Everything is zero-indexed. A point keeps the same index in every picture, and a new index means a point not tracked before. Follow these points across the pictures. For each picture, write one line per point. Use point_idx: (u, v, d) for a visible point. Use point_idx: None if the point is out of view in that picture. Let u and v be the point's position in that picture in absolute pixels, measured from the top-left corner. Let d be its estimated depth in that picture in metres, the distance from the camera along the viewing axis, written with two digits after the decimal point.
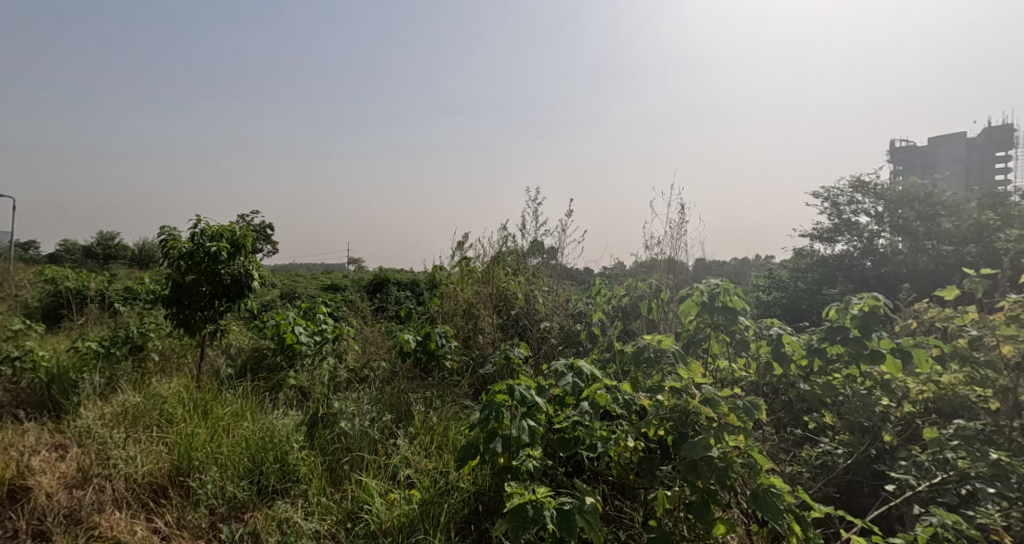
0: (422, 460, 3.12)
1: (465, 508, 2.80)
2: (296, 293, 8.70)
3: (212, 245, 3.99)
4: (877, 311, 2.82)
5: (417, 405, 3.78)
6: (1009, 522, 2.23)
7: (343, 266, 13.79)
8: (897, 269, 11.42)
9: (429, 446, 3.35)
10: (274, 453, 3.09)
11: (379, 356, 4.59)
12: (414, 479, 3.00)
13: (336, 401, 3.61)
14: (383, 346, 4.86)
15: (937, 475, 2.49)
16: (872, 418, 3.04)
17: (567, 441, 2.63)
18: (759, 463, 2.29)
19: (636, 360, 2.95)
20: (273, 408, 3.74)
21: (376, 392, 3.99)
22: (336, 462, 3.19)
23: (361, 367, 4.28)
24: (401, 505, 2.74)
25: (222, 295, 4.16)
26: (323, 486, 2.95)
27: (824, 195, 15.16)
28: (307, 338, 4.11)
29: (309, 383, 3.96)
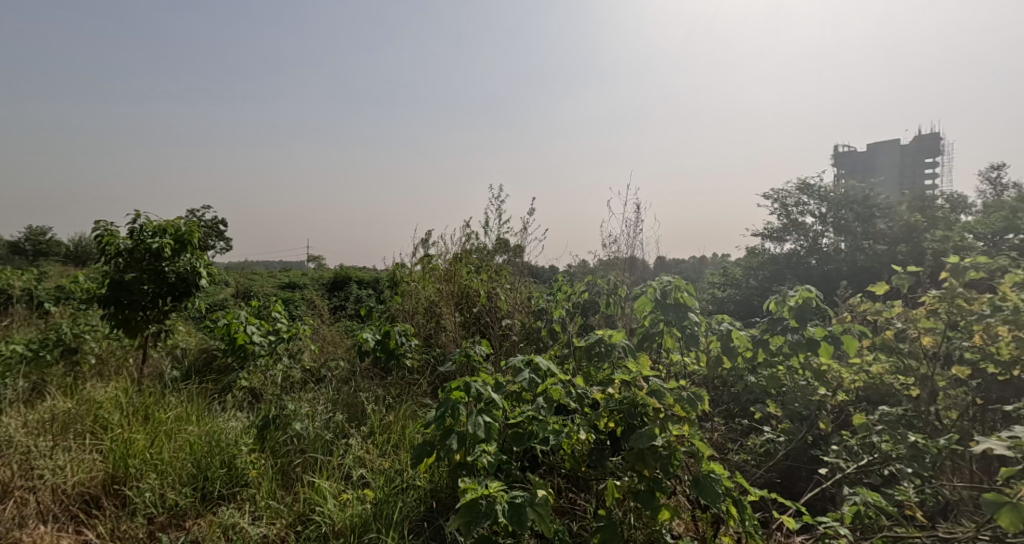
0: (377, 460, 3.10)
1: (421, 507, 2.80)
2: (250, 292, 8.44)
3: (154, 242, 3.84)
4: (810, 303, 2.96)
5: (371, 404, 3.74)
6: (924, 498, 2.41)
7: (302, 265, 13.45)
8: (839, 267, 12.05)
9: (385, 445, 3.33)
10: (220, 458, 3.00)
11: (336, 356, 4.54)
12: (368, 478, 2.99)
13: (289, 402, 3.52)
14: (340, 346, 4.80)
15: (864, 457, 2.65)
16: (810, 406, 3.24)
17: (521, 436, 2.65)
18: (701, 450, 2.38)
19: (587, 355, 2.99)
20: (222, 411, 3.64)
21: (333, 392, 3.94)
22: (288, 464, 3.13)
23: (318, 367, 4.20)
24: (354, 505, 2.72)
25: (167, 294, 4.02)
26: (273, 489, 2.89)
27: (774, 195, 15.75)
28: (261, 338, 3.96)
29: (260, 384, 3.85)
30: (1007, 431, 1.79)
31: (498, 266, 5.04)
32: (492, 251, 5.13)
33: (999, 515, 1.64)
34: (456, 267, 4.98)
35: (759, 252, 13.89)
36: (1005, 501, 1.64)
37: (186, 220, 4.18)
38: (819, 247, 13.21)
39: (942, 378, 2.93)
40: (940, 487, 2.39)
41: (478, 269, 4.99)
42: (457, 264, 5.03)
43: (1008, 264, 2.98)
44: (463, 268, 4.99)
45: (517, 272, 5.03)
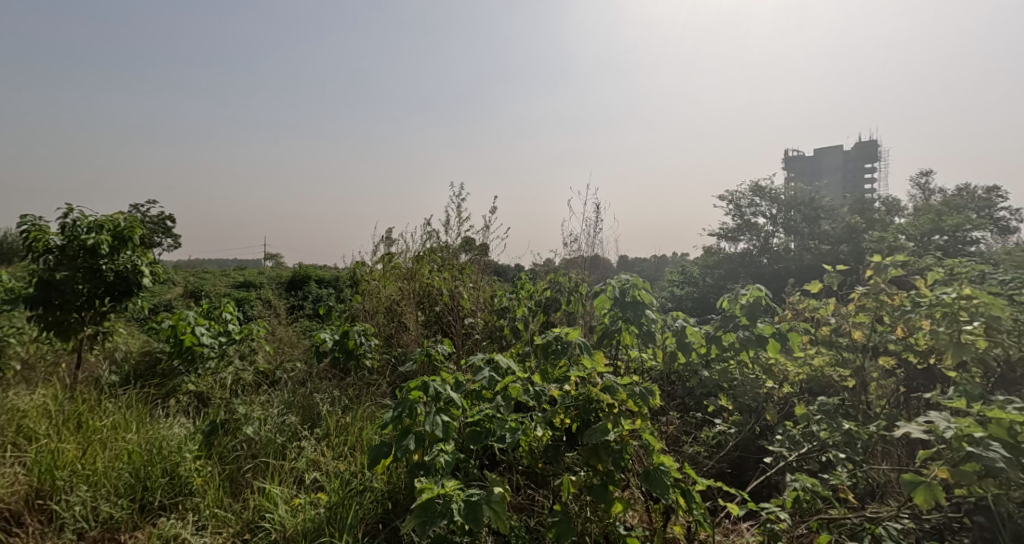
0: (332, 462, 3.06)
1: (377, 508, 2.78)
2: (200, 291, 8.15)
3: (89, 238, 3.67)
4: (761, 302, 3.14)
5: (326, 405, 3.67)
6: (856, 482, 2.56)
7: (258, 263, 13.06)
8: (789, 265, 12.60)
9: (341, 447, 3.28)
10: (161, 466, 2.89)
11: (292, 356, 4.46)
12: (322, 482, 2.94)
13: (239, 406, 3.42)
14: (297, 347, 4.71)
15: (804, 446, 2.79)
16: (758, 399, 3.38)
17: (479, 434, 2.62)
18: (651, 443, 2.45)
19: (544, 352, 3.06)
20: (164, 416, 3.51)
21: (288, 394, 3.85)
22: (237, 470, 3.05)
23: (272, 369, 4.10)
24: (306, 510, 2.68)
25: (105, 294, 3.86)
26: (220, 497, 2.81)
27: (730, 196, 16.28)
28: (211, 341, 3.73)
29: (208, 388, 3.72)
30: (923, 417, 1.93)
31: (461, 264, 5.02)
32: (456, 249, 5.10)
33: (915, 493, 1.77)
34: (418, 265, 4.93)
35: (716, 251, 14.31)
36: (920, 480, 1.77)
37: (127, 215, 4.01)
38: (770, 247, 13.74)
39: (874, 370, 3.12)
40: (871, 471, 2.54)
41: (441, 268, 4.97)
42: (419, 263, 5.00)
43: (932, 263, 3.20)
44: (425, 267, 4.96)
45: (480, 271, 5.02)
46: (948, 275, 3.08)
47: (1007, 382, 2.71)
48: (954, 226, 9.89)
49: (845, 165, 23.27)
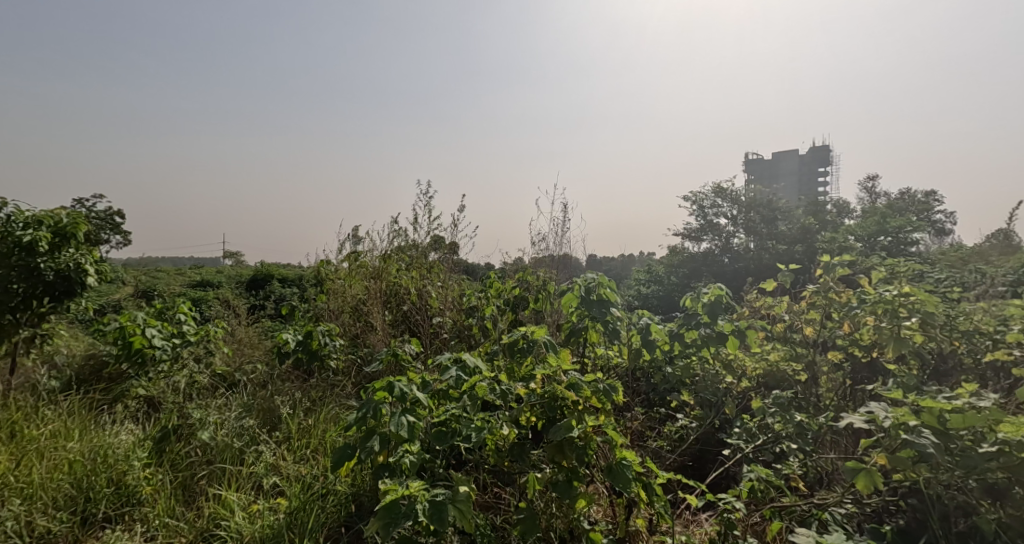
0: (293, 467, 3.01)
1: (340, 512, 2.75)
2: (154, 290, 7.86)
3: (26, 234, 3.52)
4: (722, 300, 3.28)
5: (286, 407, 3.59)
6: (806, 471, 2.69)
7: (217, 261, 12.68)
8: (749, 264, 13.01)
9: (303, 450, 3.23)
10: (106, 475, 2.80)
11: (253, 358, 4.37)
12: (283, 487, 2.90)
13: (194, 410, 3.34)
14: (259, 348, 4.61)
15: (760, 438, 2.91)
16: (718, 393, 3.47)
17: (444, 434, 2.61)
18: (613, 439, 2.50)
19: (510, 351, 3.10)
20: (111, 423, 3.38)
21: (248, 397, 3.75)
22: (190, 477, 2.98)
23: (231, 371, 3.97)
24: (265, 517, 2.63)
25: (43, 294, 3.68)
26: (172, 506, 2.74)
27: (694, 197, 16.69)
28: (163, 343, 3.60)
29: (160, 392, 3.56)
30: (864, 407, 2.05)
31: (430, 263, 5.01)
32: (424, 248, 5.09)
33: (856, 479, 1.89)
34: (385, 264, 4.90)
35: (680, 251, 14.65)
36: (862, 467, 1.88)
37: (68, 211, 3.86)
38: (731, 246, 14.16)
39: (824, 364, 3.27)
40: (820, 461, 2.68)
41: (409, 267, 4.96)
42: (387, 262, 4.97)
43: (877, 262, 3.39)
44: (393, 265, 4.93)
45: (450, 269, 5.02)
46: (890, 273, 3.27)
47: (939, 373, 2.92)
48: (897, 227, 10.46)
49: (802, 168, 24.17)
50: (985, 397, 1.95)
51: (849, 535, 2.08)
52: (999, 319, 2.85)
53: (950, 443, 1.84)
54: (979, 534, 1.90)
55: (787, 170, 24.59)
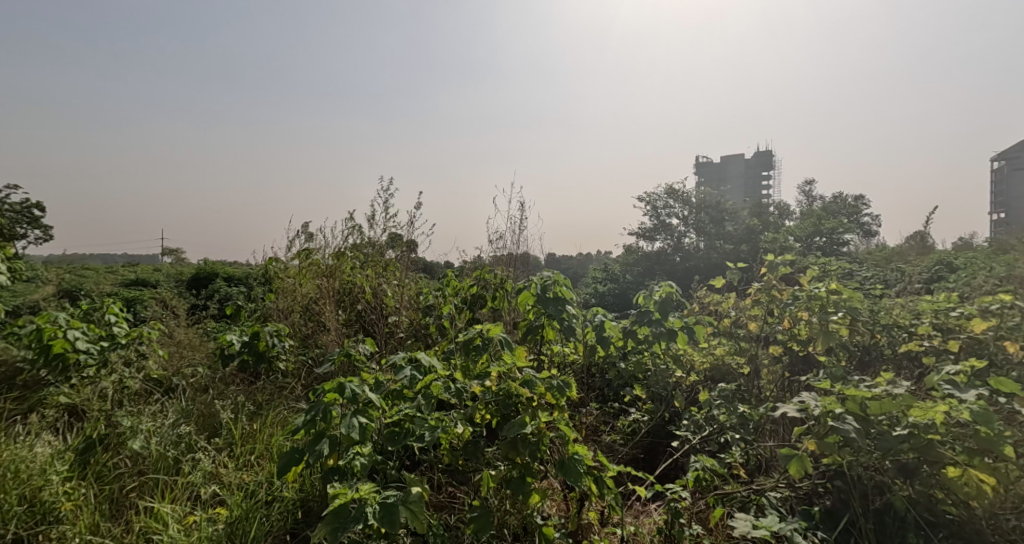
0: (235, 474, 2.84)
1: (287, 519, 2.65)
2: (81, 290, 7.34)
3: None
4: (672, 297, 3.41)
5: (227, 411, 3.41)
6: (748, 459, 2.83)
7: (153, 260, 12.02)
8: (699, 264, 13.45)
9: (246, 456, 3.06)
10: (18, 492, 2.53)
11: (193, 362, 4.08)
12: (223, 496, 2.72)
13: (123, 418, 3.08)
14: (202, 348, 4.32)
15: (706, 429, 3.05)
16: (668, 387, 3.62)
17: (397, 434, 2.60)
18: (565, 434, 2.57)
19: (465, 349, 3.13)
20: (26, 435, 3.06)
21: (186, 402, 3.50)
22: (118, 490, 2.78)
23: (167, 376, 3.74)
24: (203, 528, 2.49)
25: None
26: (96, 523, 2.53)
27: (647, 198, 17.11)
28: (88, 346, 3.24)
29: (85, 400, 3.26)
30: (797, 398, 2.20)
31: (386, 260, 4.95)
32: (382, 245, 5.03)
33: (789, 464, 2.02)
34: (339, 262, 4.78)
35: (633, 250, 14.97)
36: (794, 453, 2.02)
37: None
38: (682, 246, 14.60)
39: (765, 357, 3.45)
40: (759, 449, 2.83)
41: (364, 265, 4.88)
42: (340, 259, 4.84)
43: (812, 262, 3.61)
44: (347, 263, 4.83)
45: (406, 267, 4.98)
46: (823, 272, 3.50)
47: (863, 363, 3.10)
48: (831, 228, 11.10)
49: (749, 171, 25.19)
50: (899, 385, 2.15)
51: (783, 517, 2.23)
52: (913, 313, 3.12)
53: (869, 427, 1.99)
54: (892, 509, 2.11)
55: (734, 173, 25.57)
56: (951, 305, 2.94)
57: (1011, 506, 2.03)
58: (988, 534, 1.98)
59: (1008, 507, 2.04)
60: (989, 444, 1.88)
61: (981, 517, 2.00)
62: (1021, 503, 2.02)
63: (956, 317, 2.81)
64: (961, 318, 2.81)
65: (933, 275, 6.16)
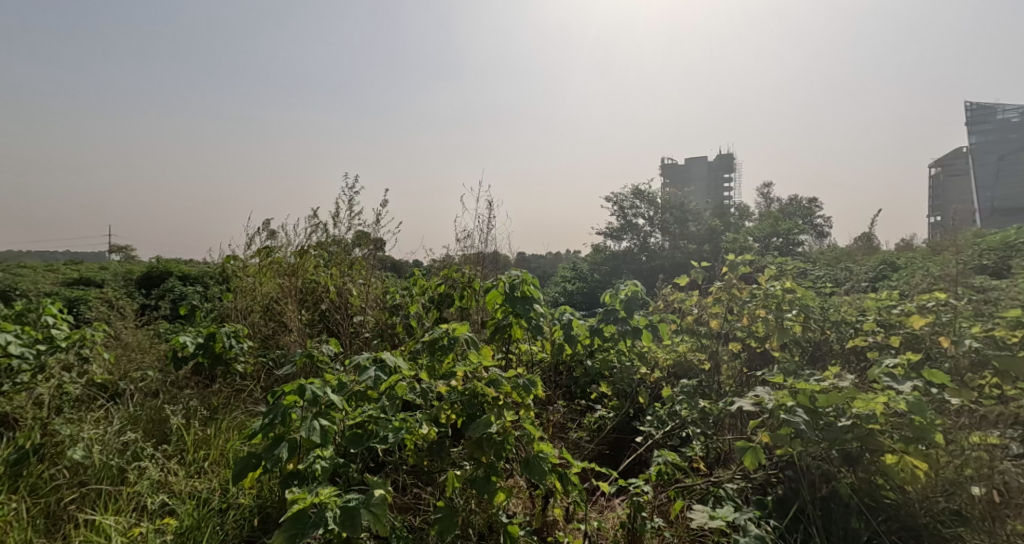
0: (185, 482, 2.72)
1: (242, 527, 2.56)
2: (20, 290, 6.91)
3: None
4: (637, 295, 3.49)
5: (180, 415, 3.28)
6: (707, 453, 2.90)
7: (102, 258, 11.46)
8: (664, 264, 13.70)
9: (199, 462, 2.95)
10: None
11: (143, 365, 3.86)
12: (172, 505, 2.60)
13: (61, 426, 2.92)
14: (154, 351, 4.11)
15: (669, 424, 3.11)
16: (633, 384, 3.68)
17: (359, 436, 2.56)
18: (531, 432, 2.57)
19: (431, 349, 3.10)
20: None
21: (133, 407, 3.33)
22: (56, 503, 2.62)
23: (113, 380, 3.54)
24: (150, 539, 2.38)
25: None
26: (30, 538, 2.38)
27: (614, 199, 17.33)
28: (22, 350, 3.13)
29: (17, 408, 2.98)
30: (751, 392, 2.30)
31: (351, 259, 4.87)
32: (350, 244, 4.90)
33: (744, 456, 2.09)
34: (302, 261, 4.62)
35: (601, 250, 15.14)
36: (749, 446, 2.09)
37: None
38: (648, 245, 14.84)
39: (725, 353, 3.54)
40: (719, 443, 2.90)
41: (328, 264, 4.79)
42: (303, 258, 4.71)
43: (769, 262, 3.74)
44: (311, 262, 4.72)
45: (373, 267, 4.91)
46: (780, 271, 3.62)
47: (814, 358, 3.18)
48: (788, 229, 11.49)
49: (712, 173, 25.81)
50: (845, 378, 2.25)
51: (739, 507, 2.30)
52: (861, 310, 3.27)
53: (818, 419, 2.08)
54: (837, 496, 2.23)
55: (698, 174, 26.16)
56: (894, 302, 3.11)
57: (941, 488, 2.12)
58: (920, 516, 2.11)
59: (939, 490, 2.13)
60: (921, 432, 1.96)
61: (915, 500, 2.12)
62: (950, 485, 2.11)
63: (897, 314, 2.96)
64: (902, 315, 2.97)
65: (879, 273, 6.46)
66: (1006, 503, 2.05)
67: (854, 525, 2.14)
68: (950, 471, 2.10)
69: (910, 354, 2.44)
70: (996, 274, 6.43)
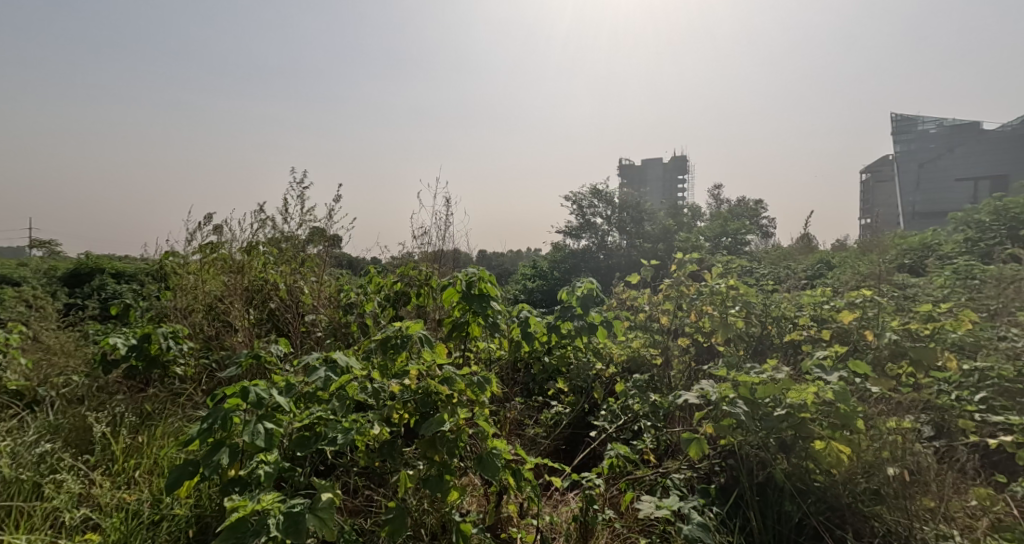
0: (111, 494, 2.57)
1: (177, 539, 2.43)
2: None
3: None
4: (593, 293, 3.55)
5: (107, 423, 3.09)
6: (658, 444, 2.96)
7: (28, 253, 10.69)
8: (620, 263, 13.96)
9: (129, 472, 2.79)
10: None
11: (68, 369, 3.63)
12: (96, 519, 2.45)
13: None
14: (80, 354, 3.87)
15: (621, 418, 3.16)
16: (589, 379, 3.70)
17: (306, 439, 2.48)
18: (484, 429, 2.55)
19: (384, 347, 3.04)
20: None
21: (52, 416, 3.11)
22: None
23: (31, 387, 3.31)
24: None
25: None
26: None
27: (572, 198, 17.52)
28: None
29: None
30: (696, 385, 2.37)
31: (305, 256, 4.70)
32: (305, 241, 4.69)
33: (690, 447, 2.16)
34: (250, 258, 4.46)
35: (559, 248, 15.27)
36: (695, 437, 2.15)
37: None
38: (605, 244, 15.08)
39: (675, 348, 3.62)
40: (668, 435, 2.96)
41: (278, 261, 4.62)
42: (251, 255, 4.52)
43: (716, 260, 3.86)
44: (259, 260, 4.53)
45: (327, 264, 4.78)
46: (726, 269, 3.74)
47: (757, 352, 3.28)
48: (736, 230, 11.92)
49: (666, 174, 26.48)
50: (781, 370, 2.35)
51: (685, 497, 2.35)
52: (798, 305, 3.42)
53: (757, 410, 2.16)
54: (773, 481, 2.30)
55: (653, 174, 26.77)
56: (826, 299, 3.28)
57: (860, 469, 2.22)
58: (843, 497, 2.20)
59: (860, 471, 2.24)
60: (845, 418, 2.06)
61: (841, 482, 2.23)
62: (868, 467, 2.22)
63: (828, 309, 3.12)
64: (833, 311, 3.13)
65: (816, 271, 6.79)
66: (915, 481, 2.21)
67: (786, 508, 2.22)
68: (869, 454, 2.21)
69: (836, 348, 2.56)
70: (912, 271, 6.88)
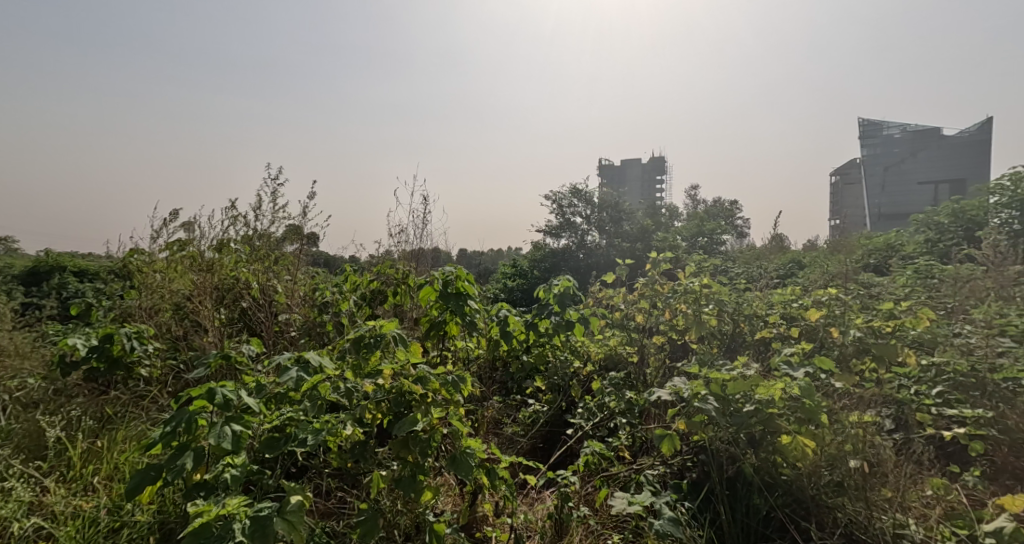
0: (66, 502, 2.48)
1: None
2: None
3: None
4: (570, 290, 3.58)
5: (63, 428, 2.98)
6: (632, 441, 2.98)
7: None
8: (598, 262, 14.05)
9: (87, 478, 2.69)
10: None
11: (24, 373, 3.54)
12: (49, 528, 2.36)
13: None
14: (37, 356, 3.73)
15: (596, 416, 3.18)
16: (567, 378, 3.68)
17: (276, 441, 2.42)
18: (459, 428, 2.53)
19: (357, 347, 3.00)
20: None
21: (5, 421, 3.00)
22: None
23: None
24: None
25: None
26: None
27: (552, 197, 17.57)
28: None
29: None
30: (669, 383, 2.40)
31: (279, 253, 4.55)
32: (282, 239, 4.62)
33: (662, 443, 2.19)
34: (221, 255, 4.34)
35: (539, 247, 15.29)
36: (668, 434, 2.17)
37: None
38: (585, 243, 15.16)
39: (651, 346, 3.65)
40: (642, 432, 2.98)
41: (250, 257, 4.45)
42: (222, 253, 4.41)
43: (690, 259, 3.90)
44: (231, 257, 4.40)
45: (301, 262, 4.69)
46: (700, 268, 3.79)
47: (730, 349, 3.32)
48: (711, 230, 12.09)
49: (644, 174, 26.74)
50: (751, 367, 2.39)
51: (657, 493, 2.37)
52: (769, 303, 3.48)
53: (728, 406, 2.22)
54: (742, 476, 2.33)
55: (632, 174, 27.03)
56: (795, 298, 3.35)
57: (825, 462, 2.25)
58: (808, 490, 2.22)
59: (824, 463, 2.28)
60: (810, 413, 2.10)
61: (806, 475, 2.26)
62: (832, 459, 2.25)
63: (797, 307, 3.19)
64: (801, 309, 3.19)
65: (788, 271, 6.93)
66: (876, 473, 2.26)
67: (755, 502, 2.25)
68: (834, 447, 2.25)
69: (803, 344, 2.60)
70: (878, 271, 7.07)
